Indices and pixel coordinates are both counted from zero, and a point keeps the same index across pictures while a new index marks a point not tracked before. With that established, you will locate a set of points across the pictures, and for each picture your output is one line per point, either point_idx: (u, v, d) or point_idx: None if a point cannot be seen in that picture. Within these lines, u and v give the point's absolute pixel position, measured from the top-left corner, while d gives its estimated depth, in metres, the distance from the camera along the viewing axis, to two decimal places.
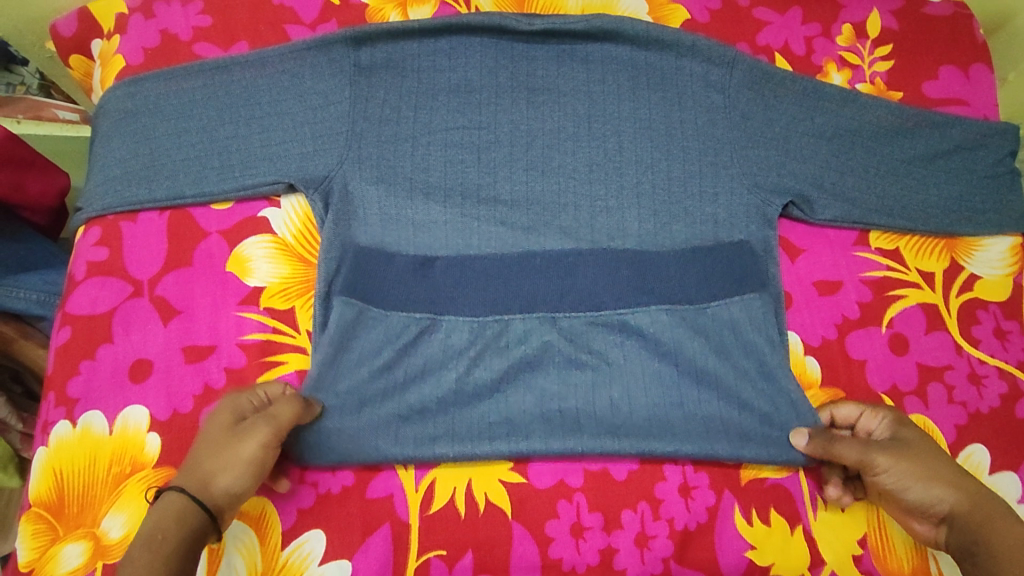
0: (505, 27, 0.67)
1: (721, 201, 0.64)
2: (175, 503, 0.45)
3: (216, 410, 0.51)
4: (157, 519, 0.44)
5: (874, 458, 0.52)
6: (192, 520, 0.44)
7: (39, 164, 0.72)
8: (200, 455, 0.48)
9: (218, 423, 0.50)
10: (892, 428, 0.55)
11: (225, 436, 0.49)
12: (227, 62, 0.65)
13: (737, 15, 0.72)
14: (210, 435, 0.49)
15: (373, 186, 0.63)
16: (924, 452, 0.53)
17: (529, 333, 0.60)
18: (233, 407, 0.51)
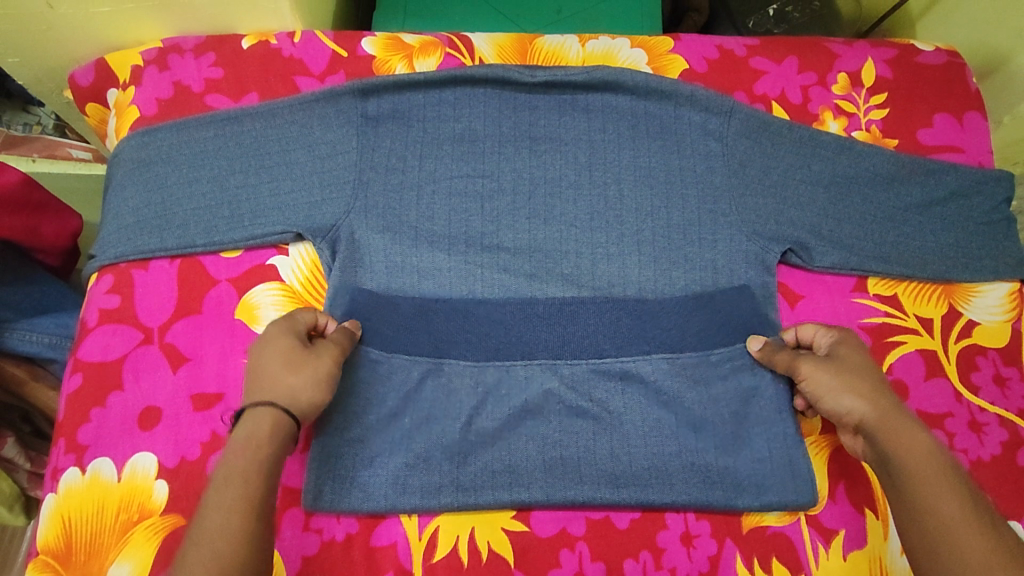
0: (507, 78, 0.69)
1: (720, 248, 0.66)
2: (266, 416, 0.49)
3: (268, 334, 0.54)
4: (252, 428, 0.48)
5: (801, 368, 0.57)
6: (281, 430, 0.49)
7: (53, 207, 0.74)
8: (271, 372, 0.51)
9: (273, 344, 0.53)
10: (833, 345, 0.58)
11: (293, 356, 0.52)
12: (237, 113, 0.67)
13: (734, 64, 0.74)
14: (275, 354, 0.52)
15: (379, 233, 0.64)
16: (853, 368, 0.55)
17: (531, 380, 0.61)
18: (283, 329, 0.54)
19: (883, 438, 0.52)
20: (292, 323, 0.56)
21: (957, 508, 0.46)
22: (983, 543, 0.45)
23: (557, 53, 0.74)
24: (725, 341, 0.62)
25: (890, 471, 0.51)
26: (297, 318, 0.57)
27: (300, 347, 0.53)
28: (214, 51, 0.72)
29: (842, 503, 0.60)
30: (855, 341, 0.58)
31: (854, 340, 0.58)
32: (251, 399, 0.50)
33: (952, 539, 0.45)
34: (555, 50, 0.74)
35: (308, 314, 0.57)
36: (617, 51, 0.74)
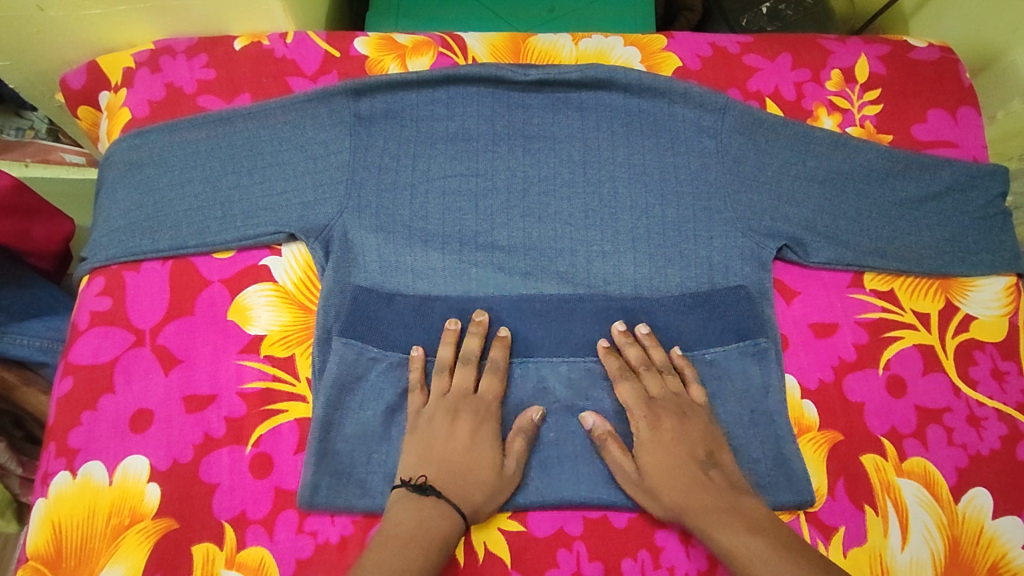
0: (501, 77, 0.69)
1: (716, 244, 0.65)
2: (430, 504, 0.53)
3: (429, 413, 0.58)
4: (454, 523, 0.53)
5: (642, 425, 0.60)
6: (449, 521, 0.52)
7: (46, 211, 0.74)
8: (444, 461, 0.56)
9: (488, 436, 0.58)
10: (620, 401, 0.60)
11: (486, 455, 0.56)
12: (229, 115, 0.67)
13: (727, 62, 0.74)
14: (444, 447, 0.56)
15: (373, 233, 0.64)
16: (661, 466, 0.56)
17: (526, 378, 0.61)
18: (445, 411, 0.58)
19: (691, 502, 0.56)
20: (486, 402, 0.59)
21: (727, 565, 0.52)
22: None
23: (550, 52, 0.74)
24: (722, 338, 0.62)
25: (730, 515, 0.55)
26: (453, 387, 0.59)
27: (497, 450, 0.57)
28: (207, 53, 0.72)
29: (842, 500, 0.58)
30: (652, 415, 0.58)
31: (651, 414, 0.58)
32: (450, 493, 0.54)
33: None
34: (549, 49, 0.74)
35: (502, 390, 0.60)
36: (610, 49, 0.74)
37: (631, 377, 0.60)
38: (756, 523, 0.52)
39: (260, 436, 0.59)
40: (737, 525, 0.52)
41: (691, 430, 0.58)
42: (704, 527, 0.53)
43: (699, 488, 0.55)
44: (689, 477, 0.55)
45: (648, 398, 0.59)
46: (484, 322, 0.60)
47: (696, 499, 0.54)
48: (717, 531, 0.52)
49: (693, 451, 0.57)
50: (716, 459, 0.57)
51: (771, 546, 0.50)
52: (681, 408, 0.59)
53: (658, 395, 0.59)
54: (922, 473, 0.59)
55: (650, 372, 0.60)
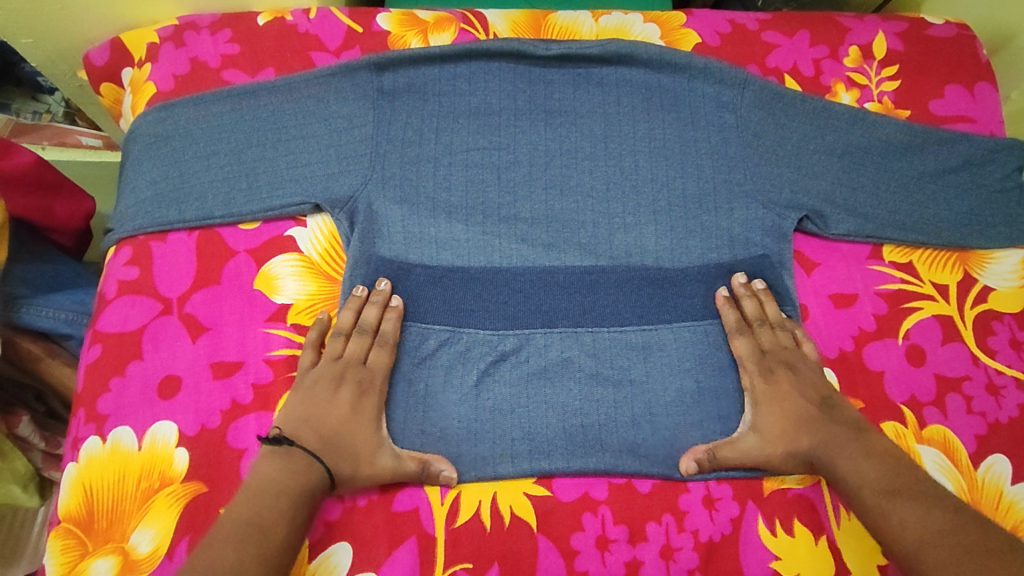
0: (522, 52, 0.71)
1: (737, 216, 0.66)
2: (299, 456, 0.53)
3: (315, 374, 0.58)
4: (312, 475, 0.53)
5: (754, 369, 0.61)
6: (309, 476, 0.52)
7: (66, 189, 0.78)
8: (322, 422, 0.56)
9: (369, 410, 0.58)
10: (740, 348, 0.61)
11: (365, 428, 0.57)
12: (254, 88, 0.68)
13: (746, 38, 0.75)
14: (327, 411, 0.56)
15: (397, 205, 0.65)
16: (781, 414, 0.59)
17: (550, 347, 0.61)
18: (331, 376, 0.58)
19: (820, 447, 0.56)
20: (372, 372, 0.59)
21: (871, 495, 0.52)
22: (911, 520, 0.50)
23: (570, 28, 0.75)
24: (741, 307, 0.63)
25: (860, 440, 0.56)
26: (346, 354, 0.59)
27: (376, 427, 0.57)
28: (231, 28, 0.72)
29: None
30: (766, 367, 0.60)
31: (766, 366, 0.60)
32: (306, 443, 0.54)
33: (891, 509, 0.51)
34: (569, 25, 0.75)
35: (391, 361, 0.60)
36: (630, 26, 0.75)
37: (746, 331, 0.62)
38: (878, 450, 0.55)
39: None
40: (858, 449, 0.55)
41: (805, 378, 0.60)
42: (824, 452, 0.56)
43: (818, 424, 0.57)
44: (807, 420, 0.58)
45: (761, 351, 0.61)
46: (385, 292, 0.61)
47: (822, 438, 0.56)
48: (836, 454, 0.55)
49: (807, 398, 0.59)
50: (832, 400, 0.59)
51: (889, 473, 0.53)
52: (792, 360, 0.60)
53: (771, 348, 0.61)
54: (941, 440, 0.60)
55: (764, 327, 0.62)
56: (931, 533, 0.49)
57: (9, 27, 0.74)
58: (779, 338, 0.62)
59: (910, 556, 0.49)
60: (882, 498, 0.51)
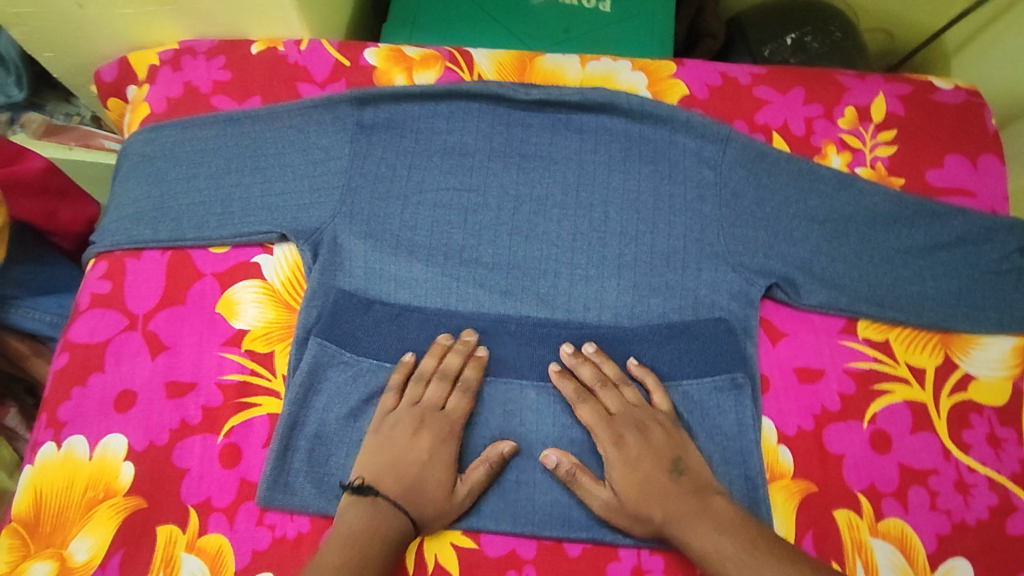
0: (502, 95, 0.71)
1: (704, 277, 0.65)
2: (384, 506, 0.54)
3: (395, 419, 0.59)
4: (392, 527, 0.53)
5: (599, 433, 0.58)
6: (398, 525, 0.54)
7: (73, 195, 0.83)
8: (401, 469, 0.56)
9: (447, 455, 0.57)
10: (587, 412, 0.59)
11: (439, 477, 0.56)
12: (238, 116, 0.71)
13: (737, 92, 0.73)
14: (405, 457, 0.57)
15: (361, 240, 0.66)
16: (633, 484, 0.56)
17: (494, 397, 0.61)
18: (411, 420, 0.58)
19: (669, 520, 0.54)
20: (452, 420, 0.59)
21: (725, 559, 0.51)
22: None
23: (556, 73, 0.75)
24: (698, 371, 0.61)
25: (708, 500, 0.54)
26: (425, 399, 0.60)
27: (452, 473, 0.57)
28: (224, 55, 0.75)
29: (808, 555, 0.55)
30: (616, 434, 0.58)
31: (614, 433, 0.58)
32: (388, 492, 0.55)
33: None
34: (554, 70, 0.74)
35: (471, 408, 0.60)
36: (617, 73, 0.74)
37: (589, 398, 0.60)
38: (727, 521, 0.53)
39: (232, 428, 0.60)
40: (711, 526, 0.53)
41: (652, 443, 0.58)
42: (679, 530, 0.54)
43: (667, 493, 0.55)
44: (653, 485, 0.56)
45: (609, 417, 0.59)
46: (472, 342, 0.61)
47: (668, 505, 0.55)
48: (692, 535, 0.53)
49: (656, 462, 0.57)
50: (682, 461, 0.57)
51: (740, 545, 0.51)
52: (642, 421, 0.58)
53: (618, 411, 0.59)
54: (898, 535, 0.56)
55: (606, 389, 0.60)
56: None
57: (31, 41, 0.81)
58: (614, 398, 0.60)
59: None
60: (745, 573, 0.50)
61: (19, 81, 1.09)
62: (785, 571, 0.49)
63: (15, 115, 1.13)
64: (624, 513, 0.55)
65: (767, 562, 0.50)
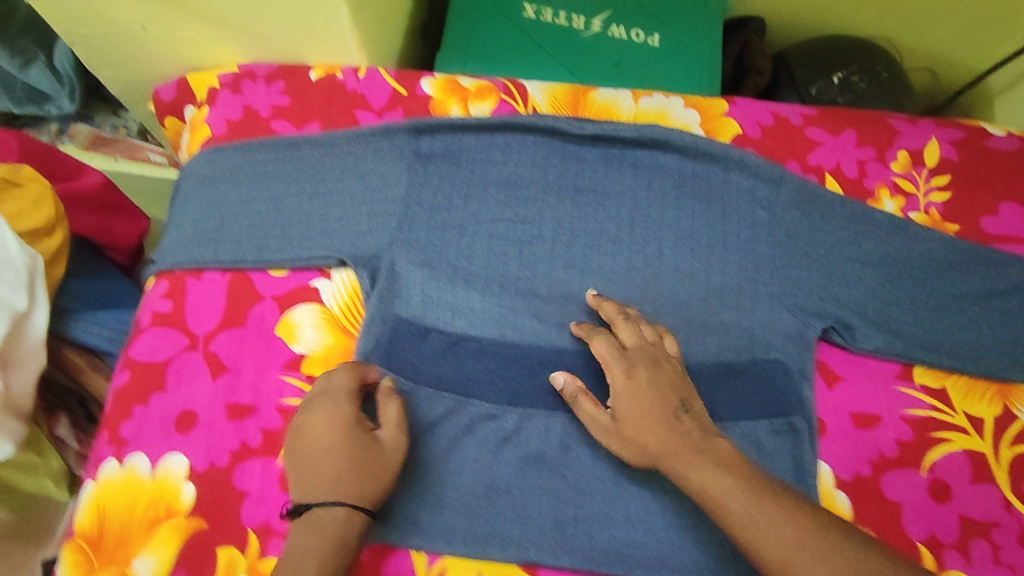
0: (557, 129, 0.72)
1: (760, 316, 0.66)
2: (320, 513, 0.51)
3: (305, 416, 0.56)
4: (335, 533, 0.50)
5: (612, 361, 0.58)
6: (345, 529, 0.51)
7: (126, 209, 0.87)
8: (320, 467, 0.53)
9: (360, 435, 0.54)
10: (602, 340, 0.59)
11: (361, 462, 0.53)
12: (297, 141, 0.72)
13: (788, 132, 0.73)
14: (320, 450, 0.54)
15: (418, 268, 0.67)
16: (636, 413, 0.55)
17: (550, 432, 0.62)
18: (323, 411, 0.56)
19: (669, 458, 0.53)
20: (339, 394, 0.57)
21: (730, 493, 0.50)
22: (789, 529, 0.47)
23: (609, 108, 0.75)
24: (754, 411, 0.61)
25: (714, 446, 0.53)
26: (333, 386, 0.58)
27: (365, 448, 0.54)
28: (284, 80, 0.76)
29: None
30: (628, 363, 0.57)
31: (627, 362, 0.57)
32: (315, 495, 0.52)
33: (766, 525, 0.48)
34: (608, 105, 0.75)
35: (355, 380, 0.58)
36: (670, 110, 0.75)
37: (606, 333, 0.60)
38: (727, 461, 0.52)
39: None
40: (716, 466, 0.52)
41: (663, 377, 0.57)
42: (677, 464, 0.52)
43: (671, 427, 0.54)
44: (660, 416, 0.54)
45: (623, 350, 0.59)
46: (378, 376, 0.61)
47: (674, 444, 0.53)
48: (692, 470, 0.52)
49: (665, 396, 0.55)
50: (687, 405, 0.56)
51: (746, 486, 0.50)
52: (656, 356, 0.58)
53: (634, 345, 0.59)
54: None
55: (626, 325, 0.60)
56: (792, 548, 0.47)
57: (93, 60, 0.83)
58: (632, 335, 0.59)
59: (782, 569, 0.47)
60: (749, 506, 0.49)
61: (71, 94, 1.12)
62: (785, 515, 0.48)
63: (64, 126, 1.16)
64: (619, 437, 0.56)
65: (767, 506, 0.49)
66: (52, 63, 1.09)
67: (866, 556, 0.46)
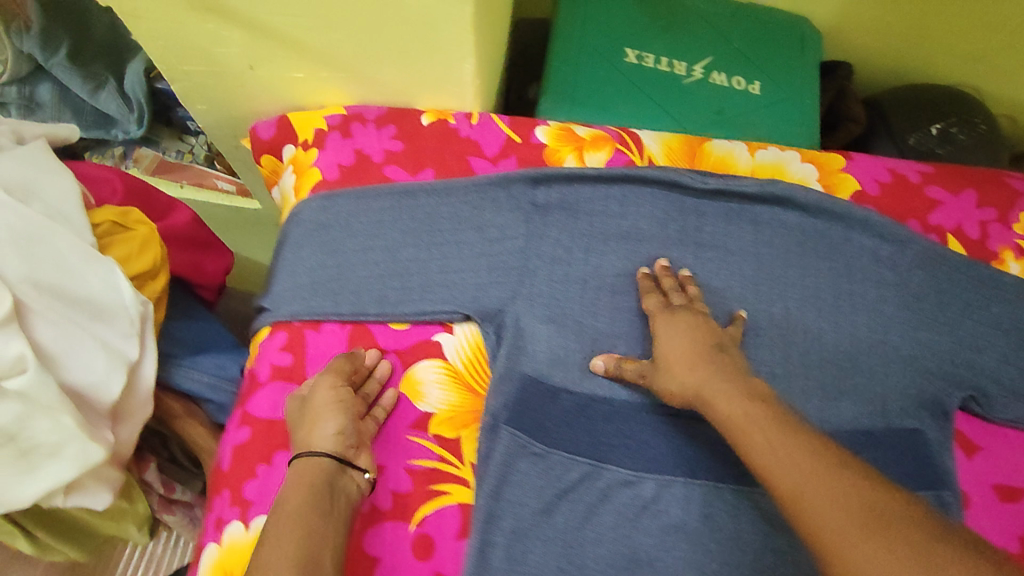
0: (678, 182, 0.71)
1: (891, 382, 0.66)
2: (303, 471, 0.56)
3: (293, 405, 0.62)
4: (304, 479, 0.55)
5: (658, 314, 0.64)
6: (316, 477, 0.55)
7: (213, 246, 0.85)
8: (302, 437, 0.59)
9: (327, 397, 0.60)
10: (652, 301, 0.66)
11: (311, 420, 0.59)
12: (413, 189, 0.70)
13: (906, 190, 0.73)
14: (304, 428, 0.59)
15: (544, 323, 0.67)
16: (672, 349, 0.61)
17: (689, 499, 0.61)
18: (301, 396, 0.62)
19: (708, 396, 0.57)
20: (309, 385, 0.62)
21: (762, 432, 0.51)
22: (809, 462, 0.47)
23: (725, 160, 0.74)
24: (901, 483, 0.61)
25: (751, 386, 0.56)
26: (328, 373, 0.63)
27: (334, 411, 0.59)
28: (395, 123, 0.74)
29: None
30: (670, 317, 0.63)
31: (671, 314, 0.64)
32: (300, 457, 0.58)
33: (786, 456, 0.49)
34: (725, 157, 0.74)
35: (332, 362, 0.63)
36: (787, 163, 0.75)
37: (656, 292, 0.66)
38: (756, 395, 0.55)
39: (424, 517, 0.61)
40: (738, 396, 0.55)
41: (702, 326, 0.62)
42: (705, 394, 0.57)
43: (706, 364, 0.58)
44: (700, 349, 0.60)
45: (668, 306, 0.65)
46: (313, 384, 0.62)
47: (702, 372, 0.58)
48: (718, 400, 0.56)
49: (701, 341, 0.61)
50: (724, 346, 0.61)
51: (770, 420, 0.52)
52: (698, 309, 0.64)
53: (679, 304, 0.65)
54: None
55: (676, 291, 0.66)
56: (805, 482, 0.46)
57: (189, 94, 0.80)
58: (677, 296, 0.65)
59: (793, 495, 0.46)
60: (769, 436, 0.51)
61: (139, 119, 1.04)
62: (800, 450, 0.48)
63: (128, 150, 1.09)
64: (659, 371, 0.62)
65: (786, 441, 0.50)
66: (122, 86, 1.03)
67: (883, 496, 0.43)
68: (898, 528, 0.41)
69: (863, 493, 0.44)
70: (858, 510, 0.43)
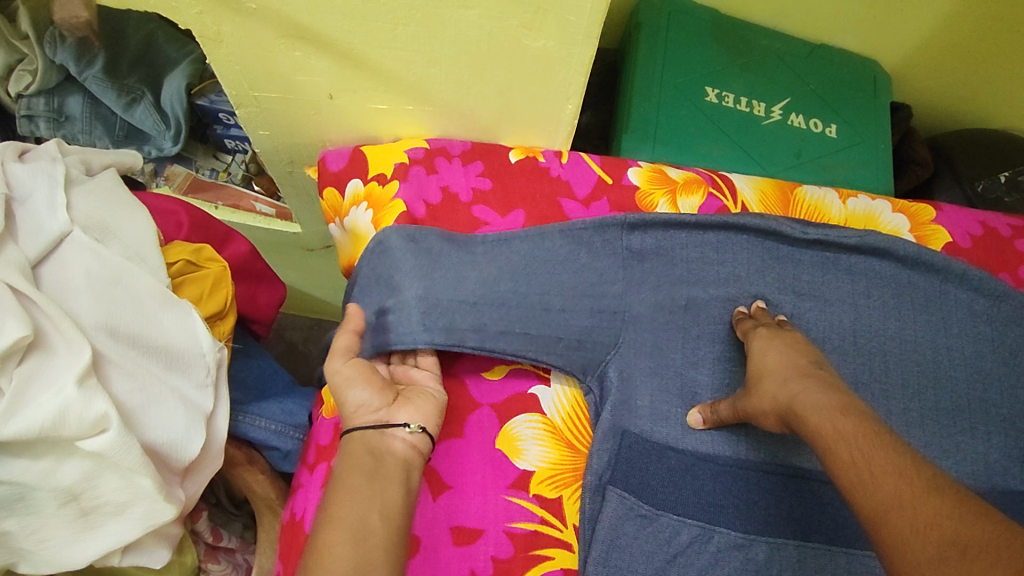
0: (777, 230, 0.69)
1: (992, 441, 0.65)
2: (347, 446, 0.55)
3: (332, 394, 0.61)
4: (348, 453, 0.54)
5: (755, 334, 0.62)
6: (356, 449, 0.54)
7: (267, 277, 0.78)
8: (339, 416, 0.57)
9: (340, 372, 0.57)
10: (745, 326, 0.64)
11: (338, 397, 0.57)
12: (507, 235, 0.66)
13: (998, 243, 0.76)
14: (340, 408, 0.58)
15: (647, 376, 0.64)
16: (769, 363, 0.58)
17: (804, 564, 0.59)
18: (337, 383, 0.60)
19: (802, 411, 0.53)
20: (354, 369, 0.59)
21: (857, 447, 0.47)
22: (894, 483, 0.44)
23: (818, 207, 0.75)
24: None
25: (854, 398, 0.53)
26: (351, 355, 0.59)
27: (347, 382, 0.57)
28: (482, 160, 0.72)
29: None
30: (764, 338, 0.61)
31: (760, 332, 0.62)
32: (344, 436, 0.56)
33: (868, 476, 0.45)
34: (818, 204, 0.75)
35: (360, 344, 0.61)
36: (878, 213, 0.76)
37: (747, 317, 0.65)
38: (851, 407, 0.51)
39: None
40: (848, 413, 0.50)
41: (790, 340, 0.60)
42: (799, 405, 0.53)
43: (801, 379, 0.55)
44: (797, 365, 0.56)
45: (756, 324, 0.63)
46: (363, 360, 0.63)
47: (797, 385, 0.54)
48: (810, 411, 0.52)
49: (794, 358, 0.58)
50: (819, 362, 0.58)
51: (861, 431, 0.48)
52: (779, 324, 0.63)
53: (774, 325, 0.63)
54: None
55: (764, 315, 0.65)
56: (888, 503, 0.43)
57: (253, 119, 0.73)
58: (764, 317, 0.64)
59: (876, 514, 0.44)
60: (857, 452, 0.47)
61: (176, 136, 0.89)
62: (886, 469, 0.45)
63: (160, 167, 0.95)
64: (751, 386, 0.59)
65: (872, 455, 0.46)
66: (161, 102, 0.87)
67: (964, 526, 0.40)
68: (975, 563, 0.38)
69: (944, 524, 0.41)
70: (937, 542, 0.40)
